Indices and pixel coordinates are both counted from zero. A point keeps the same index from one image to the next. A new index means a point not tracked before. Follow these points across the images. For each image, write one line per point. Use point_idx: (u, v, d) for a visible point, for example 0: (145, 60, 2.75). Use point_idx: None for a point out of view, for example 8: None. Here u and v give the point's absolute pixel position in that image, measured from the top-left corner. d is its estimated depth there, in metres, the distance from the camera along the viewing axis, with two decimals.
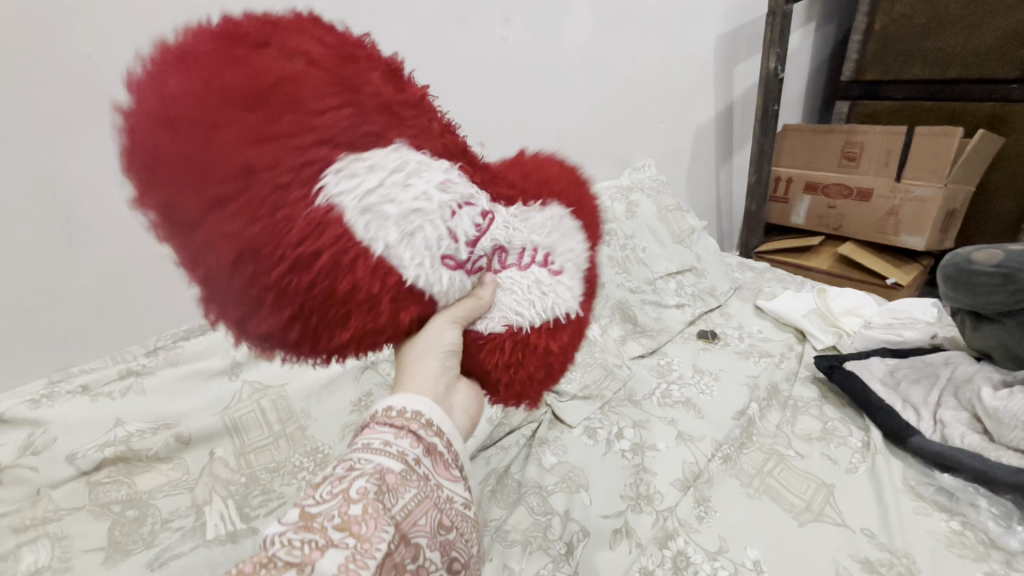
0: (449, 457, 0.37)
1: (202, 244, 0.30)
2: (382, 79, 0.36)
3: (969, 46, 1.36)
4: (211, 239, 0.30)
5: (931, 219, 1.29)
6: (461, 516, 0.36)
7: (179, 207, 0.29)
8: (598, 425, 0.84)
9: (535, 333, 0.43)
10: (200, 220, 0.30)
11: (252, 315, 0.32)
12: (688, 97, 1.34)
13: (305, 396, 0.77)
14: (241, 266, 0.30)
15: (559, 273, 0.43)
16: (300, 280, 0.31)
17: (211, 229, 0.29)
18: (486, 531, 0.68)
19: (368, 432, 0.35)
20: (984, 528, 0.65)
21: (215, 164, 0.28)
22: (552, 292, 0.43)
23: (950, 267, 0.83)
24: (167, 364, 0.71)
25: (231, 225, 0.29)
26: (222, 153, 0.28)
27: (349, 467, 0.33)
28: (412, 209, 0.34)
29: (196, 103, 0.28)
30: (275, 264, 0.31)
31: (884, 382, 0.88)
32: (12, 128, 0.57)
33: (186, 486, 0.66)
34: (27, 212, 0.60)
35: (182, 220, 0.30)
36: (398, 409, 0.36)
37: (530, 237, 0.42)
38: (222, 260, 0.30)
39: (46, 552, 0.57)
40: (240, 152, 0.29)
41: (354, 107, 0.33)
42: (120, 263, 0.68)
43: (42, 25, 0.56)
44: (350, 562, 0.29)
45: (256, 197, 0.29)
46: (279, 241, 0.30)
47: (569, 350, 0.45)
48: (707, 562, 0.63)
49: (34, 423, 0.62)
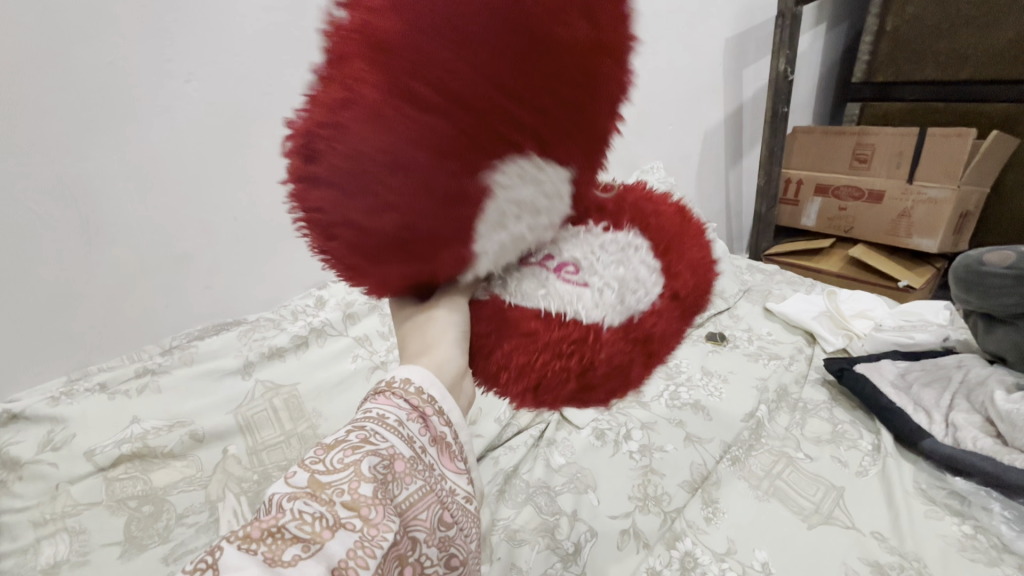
0: (455, 448, 0.39)
1: (343, 128, 0.28)
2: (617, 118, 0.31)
3: (982, 47, 1.35)
4: (395, 116, 0.27)
5: (945, 220, 1.27)
6: (462, 510, 0.37)
7: (363, 102, 0.27)
8: (607, 427, 0.82)
9: (546, 330, 0.36)
10: (356, 128, 0.27)
11: (325, 222, 0.30)
12: (698, 97, 1.34)
13: (316, 394, 0.78)
14: (406, 124, 0.27)
15: (583, 286, 0.36)
16: (449, 186, 0.28)
17: (401, 75, 0.27)
18: (494, 530, 0.69)
19: (383, 401, 0.37)
20: (997, 532, 0.65)
21: (410, 117, 0.27)
22: (587, 295, 0.36)
23: (962, 269, 0.82)
24: (182, 363, 0.73)
25: (366, 157, 0.28)
26: (417, 116, 0.27)
27: (364, 438, 0.33)
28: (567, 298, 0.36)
29: (461, 73, 0.26)
30: (369, 220, 0.29)
31: (896, 385, 0.87)
32: (39, 132, 0.59)
33: (200, 483, 0.67)
34: (49, 215, 0.62)
35: (347, 107, 0.28)
36: (417, 387, 0.38)
37: (574, 252, 0.37)
38: (407, 105, 0.27)
39: (66, 545, 0.58)
40: (428, 123, 0.27)
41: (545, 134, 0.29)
42: (137, 265, 0.70)
43: (68, 31, 0.57)
44: (358, 548, 0.29)
45: (406, 158, 0.27)
46: (386, 195, 0.28)
47: (589, 362, 0.36)
48: (715, 564, 0.64)
49: (54, 419, 0.65)
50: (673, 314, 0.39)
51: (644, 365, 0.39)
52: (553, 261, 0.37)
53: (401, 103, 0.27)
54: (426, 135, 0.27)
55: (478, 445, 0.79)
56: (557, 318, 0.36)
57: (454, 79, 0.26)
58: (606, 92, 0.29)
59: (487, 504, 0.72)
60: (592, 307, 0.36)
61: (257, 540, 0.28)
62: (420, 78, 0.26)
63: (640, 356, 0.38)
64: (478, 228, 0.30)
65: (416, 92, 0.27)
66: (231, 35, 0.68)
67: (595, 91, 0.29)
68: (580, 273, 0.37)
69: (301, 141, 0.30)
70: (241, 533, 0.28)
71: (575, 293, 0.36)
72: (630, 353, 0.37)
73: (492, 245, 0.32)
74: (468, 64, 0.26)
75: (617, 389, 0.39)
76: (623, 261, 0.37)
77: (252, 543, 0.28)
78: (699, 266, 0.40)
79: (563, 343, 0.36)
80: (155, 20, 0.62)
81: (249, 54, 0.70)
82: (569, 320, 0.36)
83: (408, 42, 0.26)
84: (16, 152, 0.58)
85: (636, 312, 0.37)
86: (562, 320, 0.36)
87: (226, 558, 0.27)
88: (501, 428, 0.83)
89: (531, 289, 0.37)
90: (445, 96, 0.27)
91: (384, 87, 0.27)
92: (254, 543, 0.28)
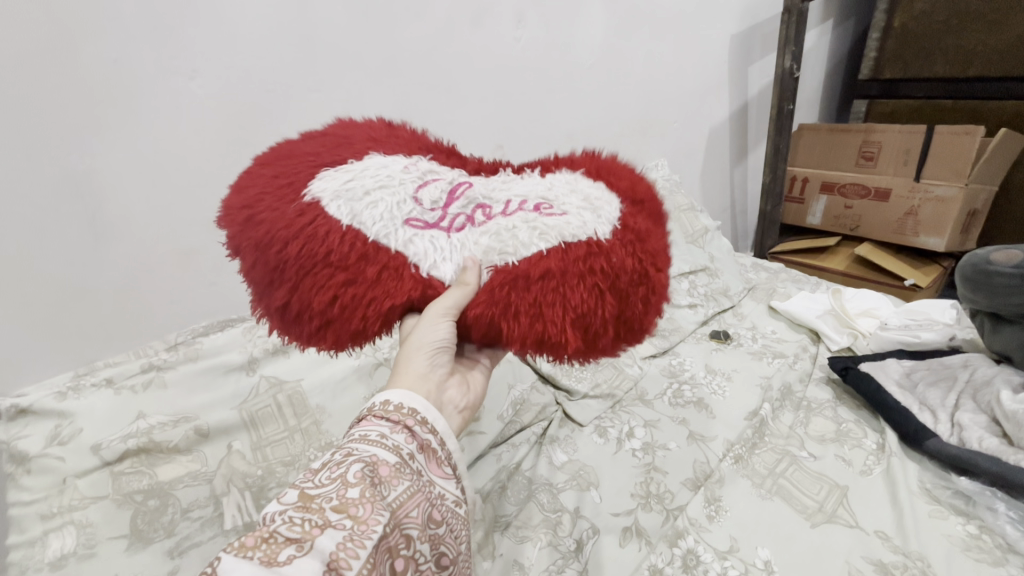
0: (442, 454, 0.39)
1: (257, 255, 0.43)
2: (380, 127, 0.53)
3: (990, 44, 1.33)
4: (258, 229, 0.43)
5: (952, 219, 1.26)
6: (451, 512, 0.38)
7: (251, 240, 0.43)
8: (609, 425, 0.84)
9: (552, 261, 0.42)
10: (261, 245, 0.43)
11: (290, 308, 0.43)
12: (703, 94, 1.33)
13: (320, 390, 0.78)
14: (257, 218, 0.44)
15: (566, 213, 0.46)
16: (295, 210, 0.44)
17: (243, 214, 0.44)
18: (496, 527, 0.69)
19: (364, 424, 0.38)
20: (1001, 532, 0.64)
21: (265, 215, 0.44)
22: (575, 218, 0.45)
23: (968, 267, 0.82)
24: (187, 359, 0.74)
25: (269, 247, 0.43)
26: (268, 208, 0.44)
27: (347, 453, 0.35)
28: (562, 222, 0.44)
29: (260, 191, 0.45)
30: (298, 268, 0.42)
31: (901, 384, 0.87)
32: (44, 128, 0.59)
33: (205, 478, 0.67)
34: (55, 211, 0.62)
35: (251, 252, 0.44)
36: (396, 404, 0.39)
37: (515, 193, 0.48)
38: (249, 217, 0.44)
39: (72, 538, 0.59)
40: (271, 205, 0.44)
41: (318, 155, 0.48)
42: (143, 261, 0.71)
43: (73, 27, 0.57)
44: (348, 541, 0.29)
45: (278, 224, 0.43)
46: (288, 249, 0.42)
47: (612, 270, 0.43)
48: (717, 562, 0.63)
49: (61, 414, 0.65)
50: (644, 212, 0.48)
51: (657, 263, 0.45)
52: (531, 204, 0.47)
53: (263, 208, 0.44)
54: (273, 214, 0.43)
55: (480, 442, 0.79)
56: (558, 250, 0.43)
57: (251, 193, 0.45)
58: (325, 131, 0.50)
59: (489, 501, 0.73)
60: (582, 226, 0.44)
61: (253, 547, 0.28)
62: (244, 206, 0.45)
63: (644, 248, 0.44)
64: (333, 213, 0.44)
65: (247, 209, 0.44)
66: (236, 31, 0.67)
67: (323, 135, 0.50)
68: (555, 206, 0.47)
69: (258, 306, 0.45)
70: (237, 543, 0.28)
71: (565, 218, 0.45)
72: (635, 250, 0.44)
73: (356, 205, 0.44)
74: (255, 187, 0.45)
75: (649, 288, 0.44)
76: (575, 190, 0.49)
77: (248, 551, 0.28)
78: (637, 176, 0.51)
79: (578, 261, 0.42)
80: (159, 17, 0.62)
81: (256, 50, 0.70)
82: (574, 242, 0.43)
83: (240, 206, 0.45)
84: (21, 147, 0.58)
85: (615, 220, 0.46)
86: (566, 247, 0.43)
87: (224, 565, 0.27)
88: (504, 425, 0.83)
89: (527, 235, 0.44)
90: (256, 209, 0.44)
91: (246, 235, 0.44)
92: (250, 551, 0.28)
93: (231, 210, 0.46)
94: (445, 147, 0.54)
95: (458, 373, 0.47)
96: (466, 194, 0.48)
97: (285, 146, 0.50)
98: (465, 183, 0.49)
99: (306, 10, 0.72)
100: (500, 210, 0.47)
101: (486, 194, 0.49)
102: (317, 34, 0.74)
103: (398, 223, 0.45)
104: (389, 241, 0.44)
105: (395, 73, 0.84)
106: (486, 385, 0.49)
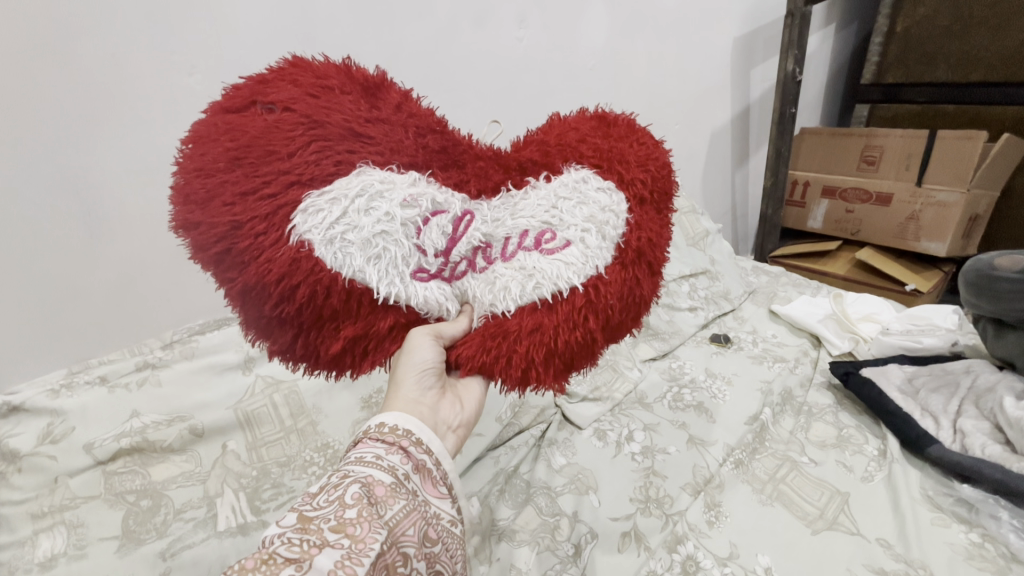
0: (437, 474, 0.39)
1: (243, 297, 0.39)
2: (358, 100, 0.43)
3: (993, 50, 1.33)
4: (242, 269, 0.39)
5: (953, 224, 1.25)
6: (447, 531, 0.37)
7: (232, 280, 0.39)
8: (608, 427, 0.84)
9: (545, 314, 0.44)
10: (245, 288, 0.39)
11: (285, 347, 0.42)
12: (706, 97, 1.32)
13: (316, 392, 0.77)
14: (239, 253, 0.38)
15: (566, 247, 0.46)
16: (286, 256, 0.38)
17: (217, 245, 0.38)
18: (493, 531, 0.68)
19: (361, 447, 0.37)
20: (1005, 541, 0.64)
21: (248, 254, 0.38)
22: (575, 254, 0.46)
23: (973, 274, 0.81)
24: (182, 358, 0.73)
25: (259, 292, 0.39)
26: (248, 246, 0.38)
27: (343, 475, 0.34)
28: (561, 264, 0.45)
29: (231, 216, 0.38)
30: (295, 316, 0.40)
31: (903, 390, 0.86)
32: (39, 126, 0.58)
33: (198, 478, 0.66)
34: (51, 208, 0.62)
35: (231, 290, 0.40)
36: (392, 426, 0.38)
37: (517, 224, 0.47)
38: (225, 249, 0.38)
39: (62, 539, 0.58)
40: (252, 243, 0.38)
41: (293, 167, 0.39)
42: (140, 259, 0.70)
43: (71, 25, 0.57)
44: (346, 559, 0.29)
45: (266, 270, 0.38)
46: (281, 298, 0.39)
47: (605, 311, 0.45)
48: (716, 568, 0.63)
49: (53, 412, 0.64)
50: (647, 214, 0.48)
51: (649, 276, 0.48)
52: (531, 236, 0.47)
53: (241, 244, 0.38)
54: (258, 254, 0.38)
55: (479, 444, 0.79)
56: (552, 301, 0.45)
57: (220, 215, 0.38)
58: (293, 109, 0.40)
59: (486, 504, 0.72)
60: (581, 266, 0.45)
61: (253, 570, 0.27)
62: (217, 235, 0.38)
63: (638, 273, 0.47)
64: (330, 262, 0.40)
65: (223, 240, 0.38)
66: (237, 32, 0.67)
67: (288, 114, 0.40)
68: (557, 233, 0.47)
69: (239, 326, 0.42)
70: (238, 566, 0.27)
71: (563, 255, 0.46)
72: (629, 277, 0.46)
73: (354, 253, 0.40)
74: (223, 210, 0.38)
75: (638, 310, 0.48)
76: (582, 201, 0.47)
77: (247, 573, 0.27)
78: (643, 160, 0.49)
79: (571, 312, 0.44)
80: (161, 15, 0.61)
81: (254, 50, 0.70)
82: (569, 290, 0.45)
83: (208, 232, 0.38)
84: (18, 146, 0.58)
85: (616, 240, 0.47)
86: (563, 297, 0.45)
87: None
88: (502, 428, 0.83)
89: (519, 289, 0.45)
90: (235, 244, 0.38)
91: (227, 270, 0.39)
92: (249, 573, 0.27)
93: (194, 227, 0.39)
94: (438, 135, 0.47)
95: (451, 390, 0.46)
96: (468, 233, 0.45)
97: (241, 125, 0.39)
98: (466, 216, 0.45)
99: (308, 11, 0.72)
100: (500, 249, 0.47)
101: (488, 229, 0.46)
102: (318, 33, 0.74)
103: (404, 277, 0.43)
104: (399, 301, 0.43)
105: (396, 70, 0.83)
106: (485, 399, 0.48)
